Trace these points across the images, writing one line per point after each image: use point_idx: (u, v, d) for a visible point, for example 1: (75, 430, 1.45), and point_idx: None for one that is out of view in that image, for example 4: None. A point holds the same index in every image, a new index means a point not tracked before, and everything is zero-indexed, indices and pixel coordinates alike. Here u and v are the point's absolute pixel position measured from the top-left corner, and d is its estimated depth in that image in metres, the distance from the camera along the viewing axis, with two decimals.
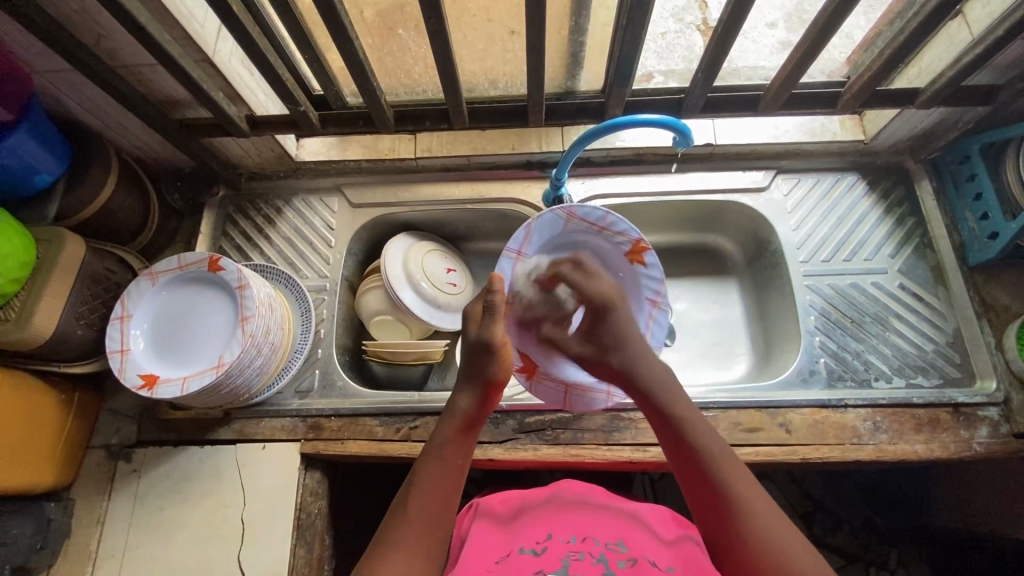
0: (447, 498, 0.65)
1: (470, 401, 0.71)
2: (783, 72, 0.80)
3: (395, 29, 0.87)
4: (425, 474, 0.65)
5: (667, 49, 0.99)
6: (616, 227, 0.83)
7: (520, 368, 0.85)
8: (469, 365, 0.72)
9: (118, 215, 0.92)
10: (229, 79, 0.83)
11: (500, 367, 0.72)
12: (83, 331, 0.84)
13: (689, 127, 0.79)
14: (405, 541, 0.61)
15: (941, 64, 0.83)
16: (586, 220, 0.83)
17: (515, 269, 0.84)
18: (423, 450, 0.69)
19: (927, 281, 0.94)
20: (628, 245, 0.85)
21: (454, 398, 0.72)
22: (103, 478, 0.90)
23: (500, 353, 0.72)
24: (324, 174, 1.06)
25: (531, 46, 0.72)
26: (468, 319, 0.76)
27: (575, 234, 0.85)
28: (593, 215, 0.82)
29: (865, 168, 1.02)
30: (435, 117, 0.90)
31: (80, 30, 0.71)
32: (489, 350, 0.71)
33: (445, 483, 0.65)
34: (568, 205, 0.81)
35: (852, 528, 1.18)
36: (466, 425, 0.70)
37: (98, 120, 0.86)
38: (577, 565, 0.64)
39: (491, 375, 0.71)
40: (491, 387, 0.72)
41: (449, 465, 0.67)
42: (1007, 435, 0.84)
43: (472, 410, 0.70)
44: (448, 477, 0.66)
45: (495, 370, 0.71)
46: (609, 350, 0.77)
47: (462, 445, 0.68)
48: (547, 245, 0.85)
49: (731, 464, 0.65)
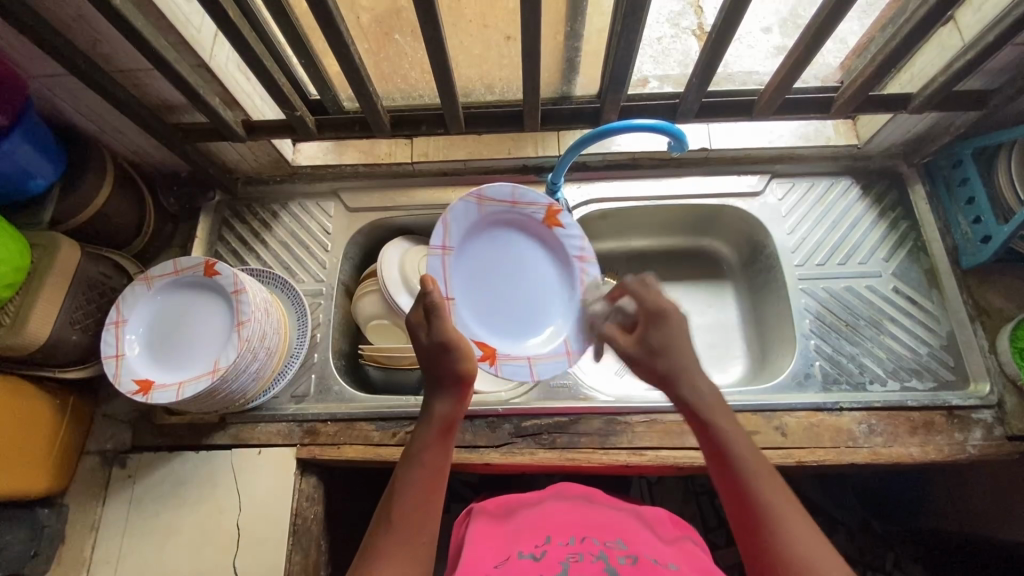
0: (432, 503, 0.64)
1: (445, 402, 0.69)
2: (776, 78, 0.80)
3: (391, 35, 0.88)
4: (407, 477, 0.65)
5: (663, 54, 1.00)
6: (526, 198, 0.89)
7: (481, 356, 0.85)
8: (433, 368, 0.70)
9: (114, 220, 0.91)
10: (226, 83, 0.83)
11: (463, 362, 0.69)
12: (78, 337, 0.84)
13: (683, 132, 0.80)
14: (389, 547, 0.60)
15: (933, 68, 0.84)
16: (498, 199, 0.88)
17: (447, 262, 0.85)
18: (403, 454, 0.68)
19: (921, 285, 0.95)
20: (543, 214, 0.91)
21: (429, 400, 0.70)
22: (98, 485, 0.89)
23: (461, 349, 0.69)
24: (320, 179, 1.06)
25: (526, 52, 0.73)
26: (415, 324, 0.72)
27: (491, 219, 0.89)
28: (503, 192, 0.88)
29: (859, 172, 1.02)
30: (432, 122, 0.90)
31: (76, 35, 0.71)
32: (447, 351, 0.69)
33: (428, 485, 0.65)
34: (476, 191, 0.86)
35: (848, 530, 1.17)
36: (444, 427, 0.68)
37: (94, 124, 0.86)
38: (578, 566, 0.63)
39: (459, 373, 0.69)
40: (462, 385, 0.69)
41: (430, 468, 0.66)
42: (1000, 437, 0.84)
43: (449, 413, 0.69)
44: (431, 480, 0.65)
45: (461, 366, 0.69)
46: (656, 355, 0.71)
47: (441, 446, 0.67)
48: (473, 232, 0.88)
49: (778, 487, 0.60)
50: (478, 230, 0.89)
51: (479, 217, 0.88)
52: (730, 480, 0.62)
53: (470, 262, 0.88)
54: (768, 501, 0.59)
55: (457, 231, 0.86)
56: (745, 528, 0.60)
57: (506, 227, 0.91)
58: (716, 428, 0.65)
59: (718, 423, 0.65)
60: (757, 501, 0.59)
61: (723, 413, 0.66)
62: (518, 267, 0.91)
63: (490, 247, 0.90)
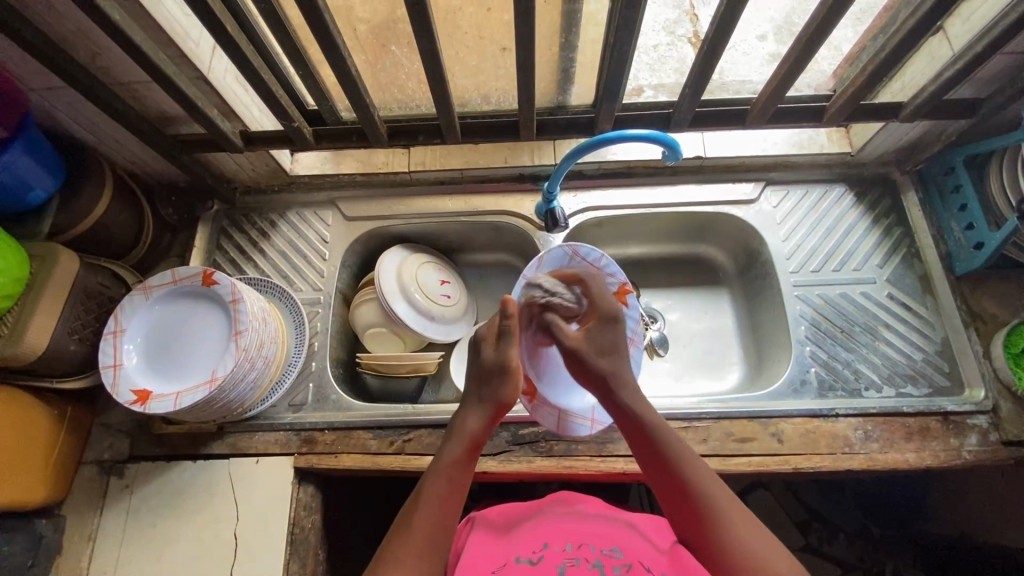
0: (447, 520, 0.63)
1: (481, 423, 0.68)
2: (768, 87, 0.81)
3: (388, 46, 0.87)
4: (430, 489, 0.65)
5: (659, 62, 1.01)
6: (608, 270, 0.86)
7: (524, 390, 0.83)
8: (479, 387, 0.70)
9: (113, 230, 0.92)
10: (224, 95, 0.84)
11: (510, 390, 0.69)
12: (76, 347, 0.84)
13: (677, 142, 0.81)
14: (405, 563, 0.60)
15: (923, 78, 0.85)
16: (585, 260, 0.86)
17: None
18: (428, 468, 0.67)
19: (915, 291, 0.95)
20: (616, 287, 0.87)
21: (463, 416, 0.69)
22: (95, 494, 0.89)
23: (512, 374, 0.69)
24: (318, 188, 1.07)
25: (520, 63, 0.73)
26: (484, 337, 0.71)
27: None
28: (591, 255, 0.86)
29: (852, 179, 1.03)
30: (428, 132, 0.91)
31: (76, 49, 0.72)
32: (501, 374, 0.69)
33: (450, 503, 0.64)
34: (573, 243, 0.85)
35: (846, 536, 1.17)
36: (473, 446, 0.68)
37: (94, 135, 0.87)
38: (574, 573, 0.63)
39: (503, 398, 0.69)
40: (500, 408, 0.69)
41: (455, 487, 0.65)
42: (995, 443, 0.84)
43: (479, 432, 0.68)
44: (451, 497, 0.64)
45: (506, 392, 0.69)
46: (604, 355, 0.70)
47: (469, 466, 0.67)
48: None
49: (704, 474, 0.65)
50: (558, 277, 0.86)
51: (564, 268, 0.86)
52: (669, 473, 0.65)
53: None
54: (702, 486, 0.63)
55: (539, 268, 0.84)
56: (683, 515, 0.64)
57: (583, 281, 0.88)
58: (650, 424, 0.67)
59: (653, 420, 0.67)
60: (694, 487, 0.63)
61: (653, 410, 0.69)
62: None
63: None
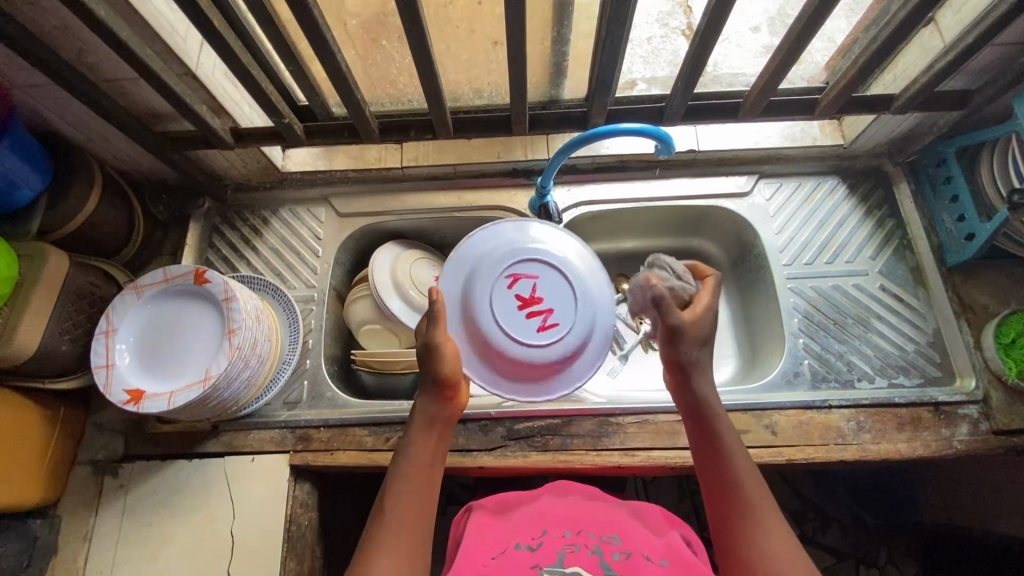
0: (423, 499, 0.64)
1: (428, 402, 0.70)
2: (761, 79, 0.81)
3: (379, 41, 0.86)
4: (399, 473, 0.66)
5: (653, 55, 1.00)
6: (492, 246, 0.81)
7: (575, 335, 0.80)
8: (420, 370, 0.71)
9: (102, 229, 0.91)
10: (213, 92, 0.83)
11: (446, 364, 0.69)
12: (68, 347, 0.83)
13: (670, 135, 0.80)
14: (381, 544, 0.59)
15: (915, 70, 0.85)
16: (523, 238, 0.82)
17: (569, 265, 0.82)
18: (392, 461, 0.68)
19: (906, 282, 0.96)
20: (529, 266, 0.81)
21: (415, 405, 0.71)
22: (89, 495, 0.89)
23: (445, 350, 0.70)
24: (309, 184, 1.06)
25: (511, 57, 0.73)
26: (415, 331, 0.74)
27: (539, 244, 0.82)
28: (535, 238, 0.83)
29: (844, 172, 1.03)
30: (419, 127, 0.91)
31: (61, 45, 0.71)
32: (434, 352, 0.70)
33: (420, 482, 0.65)
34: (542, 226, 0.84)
35: (841, 525, 1.18)
36: (427, 425, 0.69)
37: (82, 133, 0.86)
38: (573, 559, 0.61)
39: (439, 371, 0.69)
40: (443, 384, 0.70)
41: (421, 464, 0.66)
42: (986, 432, 0.85)
43: (430, 411, 0.70)
44: (421, 476, 0.65)
45: (443, 368, 0.69)
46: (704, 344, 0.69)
47: (431, 446, 0.68)
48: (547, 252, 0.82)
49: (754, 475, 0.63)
50: (499, 256, 0.80)
51: (485, 248, 0.81)
52: (720, 463, 0.64)
53: (530, 258, 0.81)
54: (745, 481, 0.62)
55: (504, 228, 0.83)
56: (717, 510, 0.62)
57: (462, 292, 0.80)
58: (715, 414, 0.67)
59: (719, 411, 0.67)
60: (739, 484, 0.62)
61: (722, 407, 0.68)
62: (503, 320, 0.78)
63: (498, 279, 0.79)
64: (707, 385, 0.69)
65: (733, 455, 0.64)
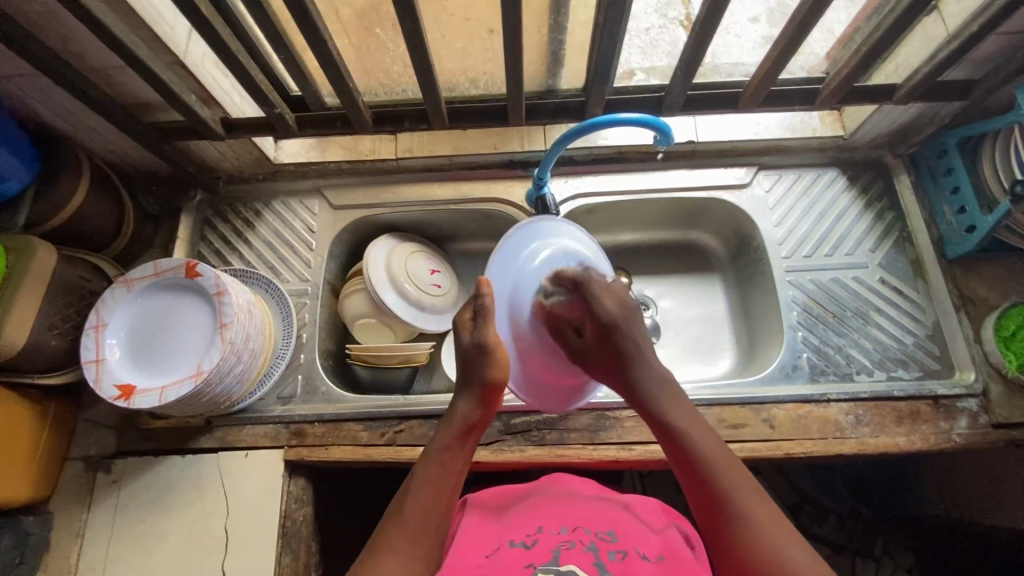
0: (443, 503, 0.64)
1: (468, 405, 0.69)
2: (761, 69, 0.79)
3: (372, 29, 0.84)
4: (423, 475, 0.65)
5: (651, 45, 0.98)
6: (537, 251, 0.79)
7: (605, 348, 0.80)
8: (465, 369, 0.71)
9: (91, 222, 0.89)
10: (203, 81, 0.81)
11: (495, 370, 0.69)
12: (57, 342, 0.82)
13: (668, 125, 0.78)
14: (397, 543, 0.59)
15: (917, 59, 0.83)
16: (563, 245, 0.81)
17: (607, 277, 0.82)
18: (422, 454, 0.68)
19: (906, 274, 0.95)
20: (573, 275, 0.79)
21: (454, 401, 0.71)
22: (81, 491, 0.88)
23: (497, 353, 0.69)
24: (303, 176, 1.04)
25: (507, 44, 0.71)
26: (459, 325, 0.73)
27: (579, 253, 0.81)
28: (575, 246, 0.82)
29: (844, 163, 1.02)
30: (414, 117, 0.89)
31: (45, 33, 0.69)
32: (485, 353, 0.69)
33: (442, 486, 0.65)
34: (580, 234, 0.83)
35: (838, 517, 1.18)
36: (465, 429, 0.69)
37: (69, 124, 0.84)
38: (569, 556, 0.60)
39: (488, 376, 0.69)
40: (488, 389, 0.69)
41: (447, 468, 0.66)
42: (985, 425, 0.85)
43: (472, 415, 0.69)
44: (446, 479, 0.65)
45: (490, 372, 0.69)
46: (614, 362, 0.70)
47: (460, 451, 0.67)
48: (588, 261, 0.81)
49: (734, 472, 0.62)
50: (547, 263, 0.78)
51: (530, 253, 0.79)
52: (694, 471, 0.63)
53: (574, 266, 0.79)
54: (726, 482, 0.61)
55: (548, 233, 0.81)
56: (708, 518, 0.61)
57: (509, 298, 0.76)
58: (671, 422, 0.66)
59: (673, 417, 0.66)
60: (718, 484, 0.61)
61: (678, 406, 0.67)
62: (549, 330, 0.76)
63: (546, 285, 0.77)
64: (652, 395, 0.68)
65: (705, 457, 0.63)
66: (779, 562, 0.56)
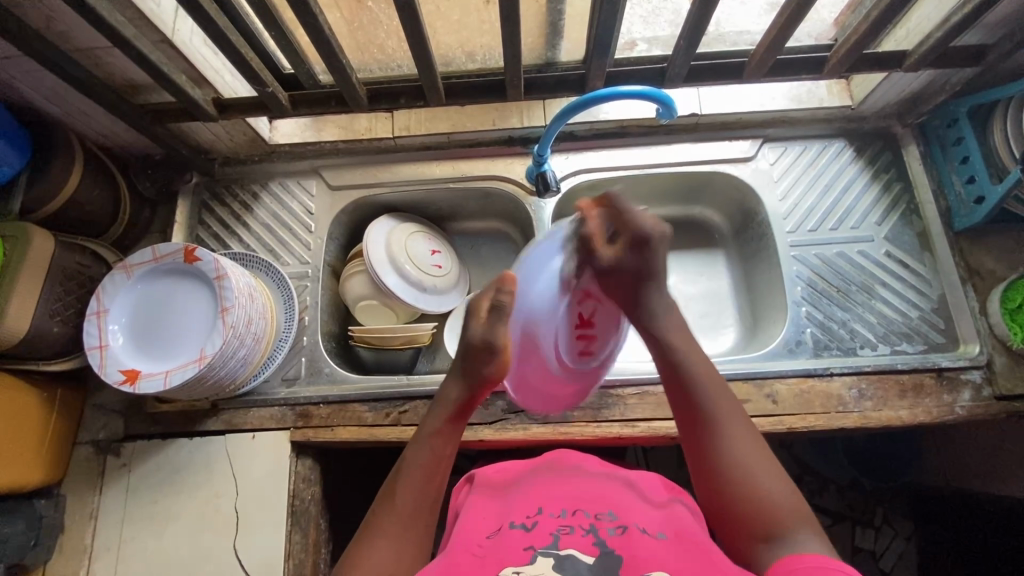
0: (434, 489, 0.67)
1: (461, 391, 0.71)
2: (767, 37, 0.77)
3: (364, 2, 0.83)
4: (417, 460, 0.68)
5: (653, 14, 0.94)
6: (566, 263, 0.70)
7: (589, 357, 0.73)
8: (466, 359, 0.71)
9: (86, 208, 0.88)
10: (192, 60, 0.79)
11: (493, 368, 0.69)
12: (59, 329, 0.82)
13: (672, 98, 0.76)
14: (390, 529, 0.63)
15: (930, 24, 0.80)
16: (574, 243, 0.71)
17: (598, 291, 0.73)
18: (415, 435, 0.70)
19: (913, 248, 0.94)
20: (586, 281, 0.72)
21: (445, 385, 0.72)
22: (94, 474, 0.89)
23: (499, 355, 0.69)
24: (300, 157, 1.03)
25: (504, 16, 0.69)
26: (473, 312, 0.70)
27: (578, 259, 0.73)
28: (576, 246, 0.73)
29: (852, 134, 1.00)
30: (410, 94, 0.87)
31: (28, 13, 0.67)
32: (491, 352, 0.69)
33: (432, 473, 0.67)
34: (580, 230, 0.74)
35: (838, 488, 1.19)
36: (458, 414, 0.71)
37: (58, 107, 0.82)
38: (569, 539, 0.60)
39: (485, 374, 0.70)
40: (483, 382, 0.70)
41: (439, 455, 0.68)
42: (988, 398, 0.85)
43: (461, 401, 0.71)
44: (438, 465, 0.68)
45: (489, 371, 0.69)
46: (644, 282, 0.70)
47: (453, 437, 0.70)
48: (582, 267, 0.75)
49: (724, 396, 0.68)
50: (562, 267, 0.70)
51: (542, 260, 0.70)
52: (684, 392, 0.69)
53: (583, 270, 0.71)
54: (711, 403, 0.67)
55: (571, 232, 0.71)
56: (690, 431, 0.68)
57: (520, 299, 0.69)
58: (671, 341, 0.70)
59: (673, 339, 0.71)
60: (702, 406, 0.67)
61: (681, 332, 0.71)
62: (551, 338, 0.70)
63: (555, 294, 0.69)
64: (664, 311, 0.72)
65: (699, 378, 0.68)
66: (761, 496, 0.62)
